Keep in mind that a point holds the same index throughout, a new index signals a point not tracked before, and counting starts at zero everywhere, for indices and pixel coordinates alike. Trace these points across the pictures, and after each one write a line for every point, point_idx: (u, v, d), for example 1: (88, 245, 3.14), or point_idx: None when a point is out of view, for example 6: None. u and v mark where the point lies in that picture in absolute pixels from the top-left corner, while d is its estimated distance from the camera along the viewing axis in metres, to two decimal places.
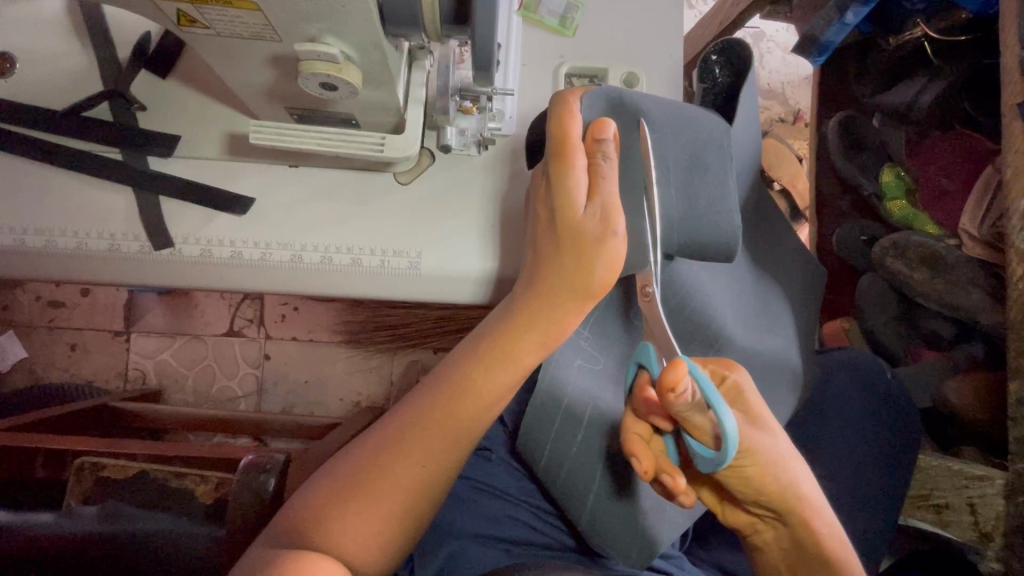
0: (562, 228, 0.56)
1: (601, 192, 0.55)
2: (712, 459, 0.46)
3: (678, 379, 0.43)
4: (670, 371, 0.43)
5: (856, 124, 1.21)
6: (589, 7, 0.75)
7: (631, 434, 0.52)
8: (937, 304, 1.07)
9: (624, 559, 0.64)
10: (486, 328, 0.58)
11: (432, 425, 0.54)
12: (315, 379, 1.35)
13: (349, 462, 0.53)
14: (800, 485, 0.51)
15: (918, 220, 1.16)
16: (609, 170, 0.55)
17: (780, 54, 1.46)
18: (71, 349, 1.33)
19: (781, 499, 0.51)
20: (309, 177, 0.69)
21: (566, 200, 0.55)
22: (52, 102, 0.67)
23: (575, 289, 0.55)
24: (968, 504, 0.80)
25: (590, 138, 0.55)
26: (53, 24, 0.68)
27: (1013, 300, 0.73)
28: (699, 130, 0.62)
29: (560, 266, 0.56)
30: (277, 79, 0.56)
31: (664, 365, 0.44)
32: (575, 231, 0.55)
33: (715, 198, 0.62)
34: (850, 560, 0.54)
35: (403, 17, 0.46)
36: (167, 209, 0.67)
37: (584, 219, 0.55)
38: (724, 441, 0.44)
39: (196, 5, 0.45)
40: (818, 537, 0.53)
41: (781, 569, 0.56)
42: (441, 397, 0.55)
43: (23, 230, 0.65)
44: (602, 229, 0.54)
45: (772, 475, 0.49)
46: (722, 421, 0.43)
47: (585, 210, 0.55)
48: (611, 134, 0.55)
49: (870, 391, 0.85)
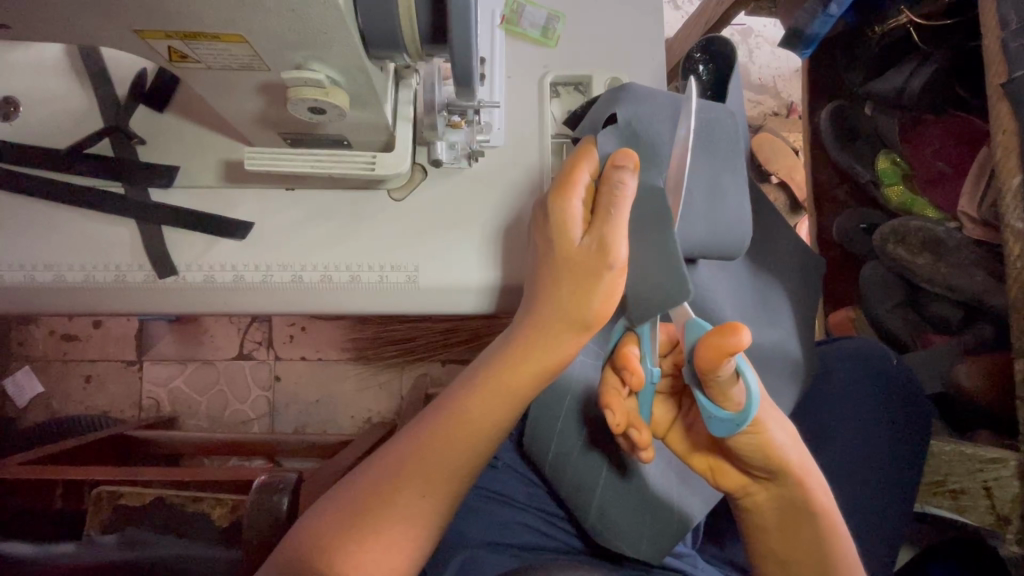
0: (565, 257, 0.57)
1: (601, 223, 0.55)
2: (730, 422, 0.47)
3: (743, 345, 0.41)
4: (734, 336, 0.41)
5: (848, 113, 1.24)
6: (570, 17, 0.77)
7: (608, 387, 0.55)
8: (942, 287, 1.06)
9: (633, 551, 0.64)
10: (484, 360, 0.59)
11: (428, 458, 0.54)
12: (326, 398, 1.36)
13: (363, 481, 0.54)
14: (794, 441, 0.51)
15: (916, 204, 1.17)
16: (619, 199, 0.54)
17: (769, 49, 1.47)
18: (86, 381, 1.35)
19: (778, 455, 0.50)
20: (305, 199, 0.71)
21: (561, 232, 0.57)
22: (53, 142, 0.70)
23: (571, 319, 0.56)
24: (983, 488, 0.78)
25: (610, 164, 0.55)
26: (54, 67, 0.71)
27: (1012, 280, 0.72)
28: (723, 143, 0.64)
29: (557, 295, 0.57)
30: (266, 107, 0.57)
31: (724, 329, 0.42)
32: (573, 262, 0.56)
33: (735, 216, 0.64)
34: (836, 524, 0.53)
35: (384, 41, 0.48)
36: (170, 238, 0.69)
37: (578, 251, 0.56)
38: (748, 402, 0.46)
39: (186, 41, 0.46)
40: (810, 497, 0.52)
41: (772, 529, 0.54)
42: (439, 427, 0.56)
43: (31, 267, 0.67)
44: (599, 264, 0.55)
45: (769, 429, 0.49)
46: (749, 383, 0.45)
47: (582, 242, 0.56)
48: (632, 163, 0.55)
49: (878, 379, 0.84)
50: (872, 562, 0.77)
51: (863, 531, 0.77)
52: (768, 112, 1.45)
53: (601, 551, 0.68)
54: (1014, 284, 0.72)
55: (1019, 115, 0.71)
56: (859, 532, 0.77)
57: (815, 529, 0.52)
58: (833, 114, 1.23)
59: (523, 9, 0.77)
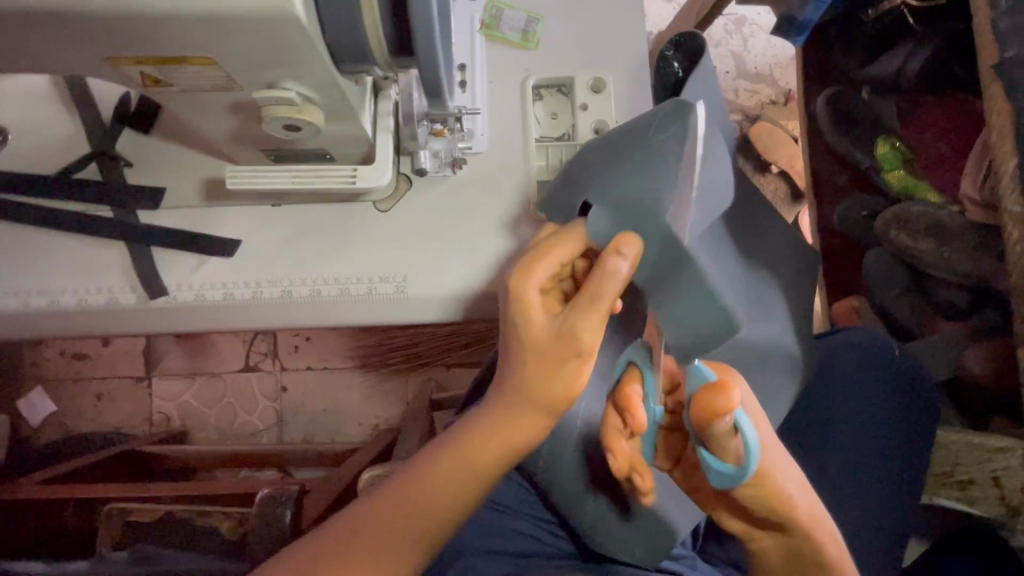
0: (541, 332, 0.48)
1: (580, 307, 0.47)
2: (729, 476, 0.45)
3: (732, 405, 0.41)
4: (723, 396, 0.41)
5: (845, 99, 1.20)
6: (550, 19, 0.76)
7: (610, 430, 0.53)
8: (950, 275, 1.03)
9: (628, 554, 0.63)
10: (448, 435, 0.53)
11: (406, 515, 0.50)
12: (333, 407, 1.37)
13: (315, 540, 0.50)
14: (802, 488, 0.49)
15: (918, 189, 1.12)
16: (600, 284, 0.47)
17: (764, 37, 1.46)
18: (96, 399, 1.37)
19: (787, 508, 0.47)
20: (291, 214, 0.71)
21: (527, 311, 0.48)
22: (43, 168, 0.70)
23: (536, 403, 0.50)
24: (992, 478, 0.78)
25: (611, 248, 0.48)
26: (42, 94, 0.71)
27: (1013, 266, 0.70)
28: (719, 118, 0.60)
29: (524, 376, 0.49)
30: (245, 126, 0.57)
31: (714, 391, 0.42)
32: (540, 344, 0.48)
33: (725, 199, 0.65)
34: (842, 561, 0.52)
35: (353, 56, 0.47)
36: (160, 259, 0.70)
37: (545, 334, 0.48)
38: (746, 457, 0.44)
39: (156, 66, 0.47)
40: (819, 545, 0.50)
41: (776, 572, 0.53)
42: (394, 501, 0.51)
43: (26, 292, 0.68)
44: (568, 351, 0.47)
45: (780, 483, 0.46)
46: (747, 439, 0.43)
47: (550, 325, 0.48)
48: (630, 252, 0.47)
49: (881, 371, 0.82)
50: (880, 559, 0.75)
51: (870, 526, 0.76)
52: (765, 101, 1.44)
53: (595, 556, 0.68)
54: (1015, 270, 0.70)
55: (1013, 98, 0.69)
56: (865, 528, 0.76)
57: (821, 568, 0.51)
58: (830, 101, 1.21)
59: (502, 13, 0.77)
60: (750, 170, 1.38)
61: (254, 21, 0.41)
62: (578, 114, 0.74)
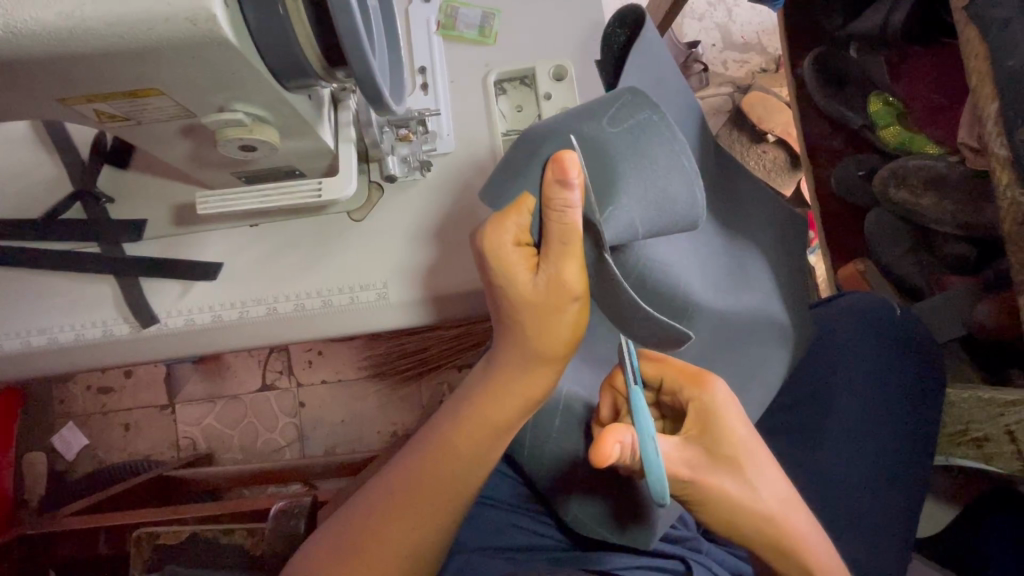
0: (553, 289, 0.45)
1: (556, 258, 0.45)
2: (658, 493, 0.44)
3: (602, 461, 0.42)
4: (596, 451, 0.43)
5: (831, 59, 1.14)
6: (505, 13, 0.77)
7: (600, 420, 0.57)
8: (953, 227, 0.96)
9: (620, 538, 0.63)
10: (458, 397, 0.52)
11: (417, 500, 0.50)
12: (351, 416, 1.39)
13: (334, 531, 0.51)
14: (769, 517, 0.48)
15: (916, 142, 1.05)
16: (570, 226, 0.44)
17: (747, 5, 1.42)
18: (125, 429, 1.41)
19: (762, 511, 0.48)
20: (270, 232, 0.72)
21: (506, 276, 0.47)
22: (32, 212, 0.73)
23: (543, 355, 0.47)
24: (1006, 433, 0.74)
25: (550, 178, 0.43)
26: (26, 140, 0.74)
27: (1006, 212, 0.67)
28: (674, 98, 0.64)
29: (528, 332, 0.47)
30: (205, 149, 0.59)
31: (591, 444, 0.43)
32: (531, 303, 0.46)
33: (673, 185, 0.53)
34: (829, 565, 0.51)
35: (293, 71, 0.48)
36: (148, 289, 0.72)
37: (531, 292, 0.46)
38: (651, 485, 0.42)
39: (106, 103, 0.48)
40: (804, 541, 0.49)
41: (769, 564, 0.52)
42: (413, 477, 0.50)
43: (28, 333, 0.71)
44: (559, 300, 0.46)
45: (753, 489, 0.46)
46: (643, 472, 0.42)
47: (532, 284, 0.46)
48: (575, 173, 0.43)
49: (881, 333, 0.79)
50: (899, 527, 0.73)
51: (885, 495, 0.73)
52: (755, 70, 1.40)
53: (590, 541, 0.67)
54: (1007, 215, 0.67)
55: (988, 38, 0.68)
56: (881, 497, 0.73)
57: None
58: (817, 62, 1.14)
59: (458, 12, 0.77)
60: (745, 141, 1.34)
61: (186, 48, 0.42)
62: (543, 104, 0.74)
